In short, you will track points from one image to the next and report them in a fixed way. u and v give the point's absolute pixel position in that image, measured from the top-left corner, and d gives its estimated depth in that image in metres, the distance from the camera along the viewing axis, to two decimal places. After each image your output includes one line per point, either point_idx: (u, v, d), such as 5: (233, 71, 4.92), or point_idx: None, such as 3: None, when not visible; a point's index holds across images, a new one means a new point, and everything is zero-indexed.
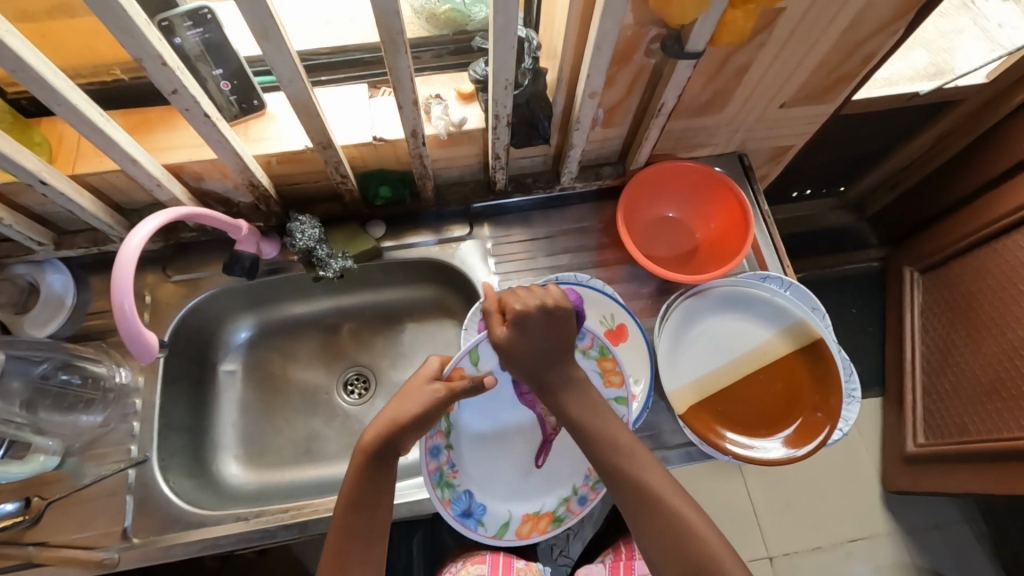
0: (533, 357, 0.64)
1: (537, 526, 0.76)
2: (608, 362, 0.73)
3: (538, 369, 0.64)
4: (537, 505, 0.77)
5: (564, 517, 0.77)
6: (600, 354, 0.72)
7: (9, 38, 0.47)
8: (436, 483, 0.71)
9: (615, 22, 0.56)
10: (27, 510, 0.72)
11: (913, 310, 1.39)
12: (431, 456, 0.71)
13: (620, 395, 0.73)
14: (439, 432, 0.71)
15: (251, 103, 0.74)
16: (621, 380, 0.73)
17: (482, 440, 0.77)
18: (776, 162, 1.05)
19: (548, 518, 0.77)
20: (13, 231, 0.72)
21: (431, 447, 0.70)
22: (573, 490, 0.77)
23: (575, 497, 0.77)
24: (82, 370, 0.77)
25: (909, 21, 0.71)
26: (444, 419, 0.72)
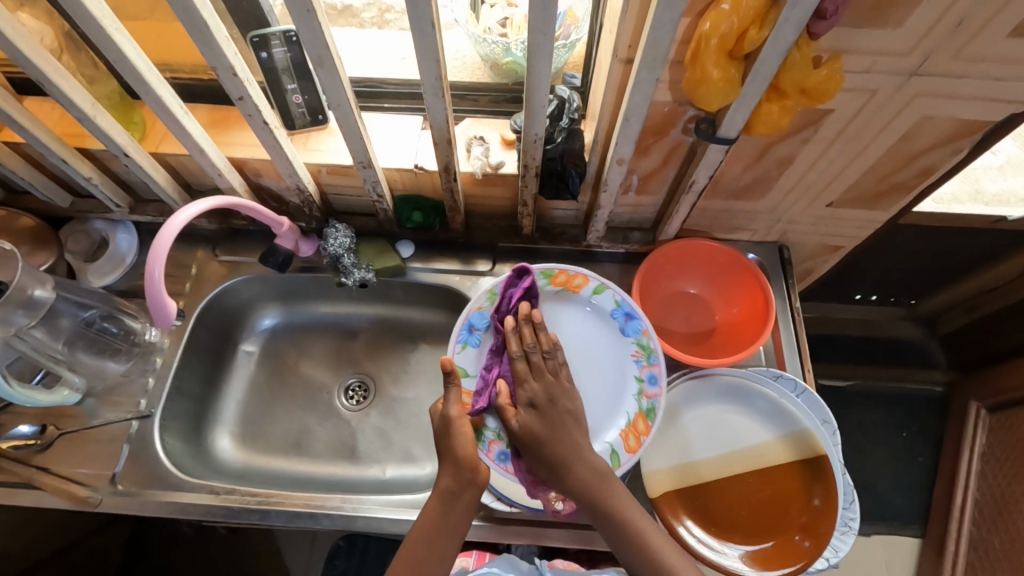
0: (542, 374, 0.71)
1: (638, 431, 0.75)
2: (558, 276, 0.79)
3: (541, 385, 0.71)
4: (626, 415, 0.77)
5: (652, 407, 0.76)
6: (549, 278, 0.79)
7: (116, 35, 0.57)
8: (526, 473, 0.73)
9: (645, 98, 0.58)
10: (41, 435, 0.80)
11: (973, 450, 1.25)
12: (500, 461, 0.74)
13: (596, 285, 0.79)
14: (491, 441, 0.74)
15: (317, 116, 0.81)
16: (583, 278, 0.79)
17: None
18: (824, 259, 1.00)
19: (643, 417, 0.76)
20: (98, 191, 0.83)
21: (496, 454, 0.74)
22: (639, 380, 0.77)
23: (646, 382, 0.77)
24: (121, 323, 0.86)
25: (974, 141, 0.68)
26: (485, 430, 0.74)
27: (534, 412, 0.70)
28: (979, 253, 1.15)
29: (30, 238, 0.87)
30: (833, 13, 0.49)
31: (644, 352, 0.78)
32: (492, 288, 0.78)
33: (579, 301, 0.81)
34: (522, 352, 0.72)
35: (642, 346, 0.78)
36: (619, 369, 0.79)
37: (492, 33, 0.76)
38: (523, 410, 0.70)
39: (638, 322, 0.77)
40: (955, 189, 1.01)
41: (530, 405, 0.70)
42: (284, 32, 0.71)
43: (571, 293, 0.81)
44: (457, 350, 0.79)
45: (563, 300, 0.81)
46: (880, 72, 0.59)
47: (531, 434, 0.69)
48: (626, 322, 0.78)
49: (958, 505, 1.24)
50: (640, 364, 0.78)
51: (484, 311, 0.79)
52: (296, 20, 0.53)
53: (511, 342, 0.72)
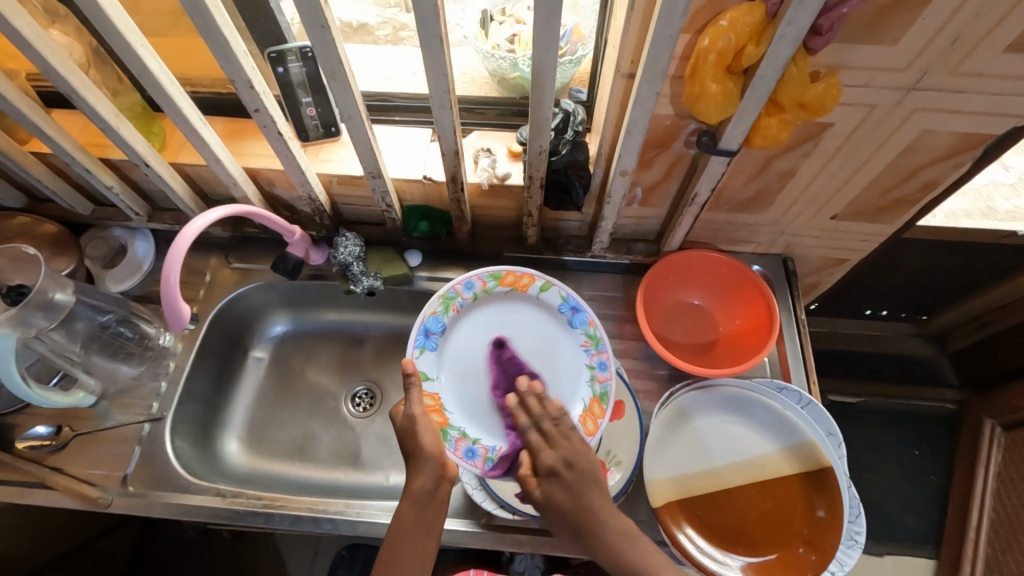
0: (554, 440, 0.70)
1: (595, 415, 0.78)
2: (507, 277, 0.82)
3: (557, 451, 0.69)
4: (582, 404, 0.79)
5: (604, 391, 0.79)
6: (498, 279, 0.82)
7: (141, 50, 0.60)
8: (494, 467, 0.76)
9: (646, 111, 0.59)
10: (56, 436, 0.82)
11: (988, 470, 1.22)
12: (468, 458, 0.77)
13: (543, 282, 0.82)
14: (457, 440, 0.77)
15: (331, 128, 0.84)
16: (530, 277, 0.82)
17: (492, 419, 0.80)
18: (828, 272, 1.00)
19: (598, 402, 0.78)
20: (118, 199, 0.86)
21: (463, 450, 0.77)
22: (590, 367, 0.80)
23: (596, 369, 0.80)
24: (136, 327, 0.88)
25: (976, 156, 0.68)
26: (451, 430, 0.78)
27: (557, 480, 0.68)
28: (990, 269, 1.14)
29: (52, 243, 0.90)
30: (828, 29, 0.50)
31: (592, 342, 0.81)
32: (446, 293, 0.81)
33: (527, 299, 0.83)
34: (532, 423, 0.73)
35: (589, 336, 0.81)
36: (570, 361, 0.81)
37: (501, 49, 0.79)
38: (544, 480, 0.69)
39: (584, 314, 0.81)
40: (964, 205, 1.01)
41: (550, 474, 0.68)
42: (300, 49, 0.74)
43: (519, 292, 0.83)
44: (416, 355, 0.80)
45: (512, 300, 0.83)
46: (878, 87, 0.60)
47: (556, 502, 0.67)
48: (573, 315, 0.82)
49: (973, 525, 1.21)
50: (590, 354, 0.81)
51: (439, 316, 0.81)
52: (311, 36, 0.55)
53: (518, 416, 0.74)
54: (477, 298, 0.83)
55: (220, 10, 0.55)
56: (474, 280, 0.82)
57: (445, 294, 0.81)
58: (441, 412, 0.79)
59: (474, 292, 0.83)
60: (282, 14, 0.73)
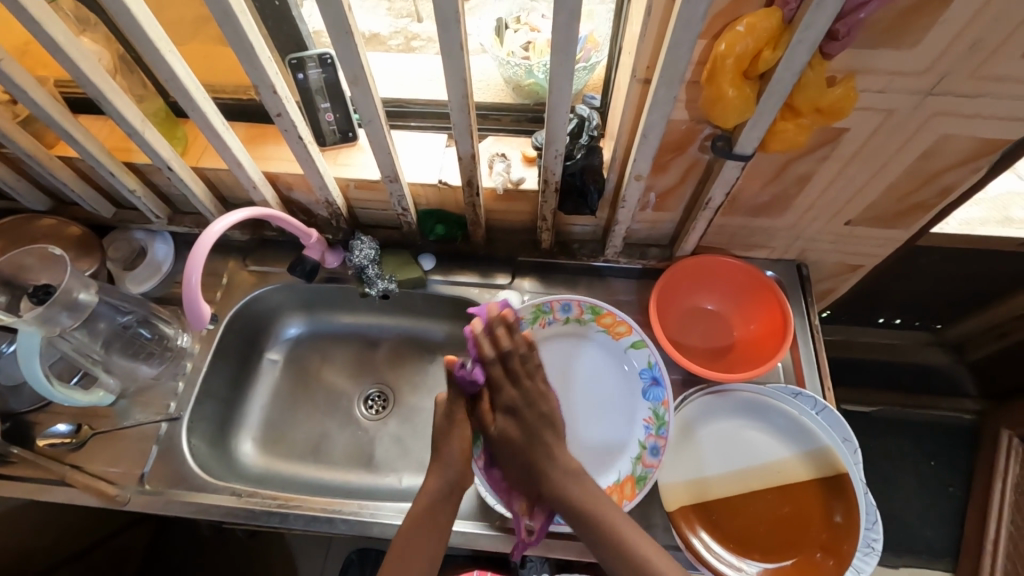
0: (518, 380, 0.74)
1: (624, 493, 0.76)
2: (605, 317, 0.83)
3: (517, 390, 0.73)
4: (615, 475, 0.78)
5: (644, 474, 0.75)
6: (595, 315, 0.83)
7: (169, 56, 0.61)
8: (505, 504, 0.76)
9: (663, 115, 0.60)
10: (76, 434, 0.83)
11: (1006, 481, 1.20)
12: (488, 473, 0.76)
13: (636, 340, 0.82)
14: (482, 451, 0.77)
15: (348, 133, 0.86)
16: (626, 328, 0.82)
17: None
18: (843, 279, 1.00)
19: (632, 481, 0.76)
20: (141, 202, 0.88)
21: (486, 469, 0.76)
22: (642, 446, 0.78)
23: (647, 450, 0.77)
24: (155, 327, 0.89)
25: (993, 161, 0.68)
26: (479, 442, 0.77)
27: (513, 416, 0.73)
28: (1008, 279, 1.12)
29: (77, 244, 0.92)
30: (845, 34, 0.51)
31: (656, 421, 0.78)
32: (540, 306, 0.83)
33: (614, 347, 0.84)
34: (499, 357, 0.73)
35: (656, 414, 0.78)
36: (628, 427, 0.80)
37: (516, 56, 0.80)
38: (499, 415, 0.74)
39: (662, 390, 0.79)
40: (980, 213, 1.01)
41: (506, 411, 0.74)
42: (320, 55, 0.75)
43: (611, 337, 0.84)
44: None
45: (601, 342, 0.85)
46: (895, 92, 0.60)
47: (510, 438, 0.73)
48: (651, 385, 0.80)
49: (991, 538, 1.19)
50: (649, 431, 0.78)
51: (525, 323, 0.83)
52: (334, 42, 0.57)
53: (483, 348, 0.73)
54: (567, 323, 0.85)
55: (248, 17, 0.57)
56: (571, 305, 0.83)
57: (538, 305, 0.83)
58: None
59: (567, 316, 0.84)
60: (303, 22, 0.75)
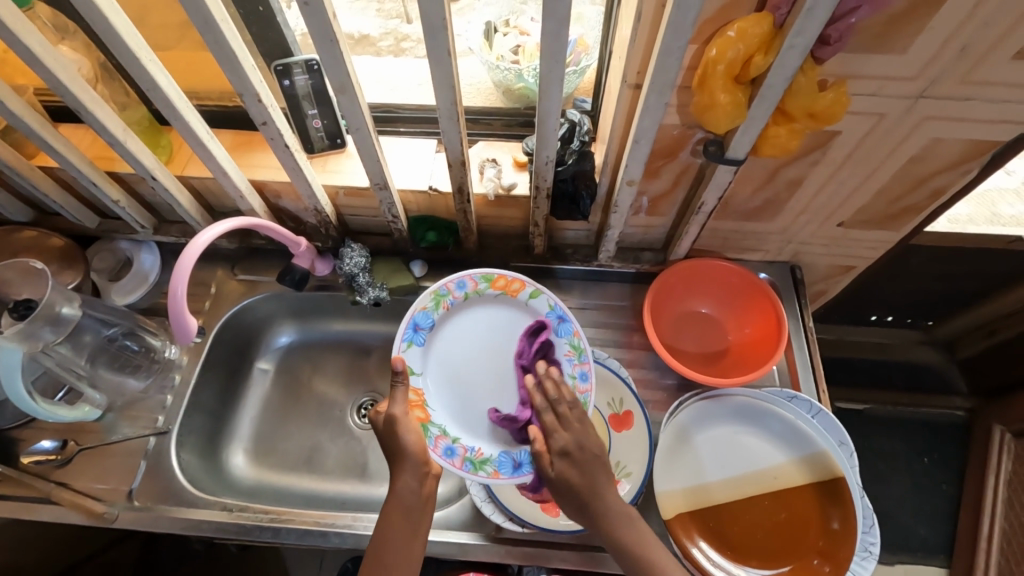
0: (569, 424, 0.70)
1: None
2: (498, 280, 0.82)
3: (569, 434, 0.69)
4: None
5: (586, 402, 0.75)
6: (488, 282, 0.81)
7: (150, 66, 0.60)
8: (471, 469, 0.73)
9: (654, 121, 0.59)
10: (61, 450, 0.82)
11: (998, 477, 1.21)
12: (446, 457, 0.74)
13: (532, 290, 0.81)
14: (436, 436, 0.75)
15: (336, 140, 0.84)
16: (520, 283, 0.81)
17: (472, 422, 0.78)
18: (836, 280, 0.99)
19: None
20: (125, 212, 0.87)
21: (442, 450, 0.75)
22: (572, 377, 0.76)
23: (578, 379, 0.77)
24: (142, 340, 0.88)
25: (983, 163, 0.68)
26: (431, 427, 0.76)
27: (567, 459, 0.68)
28: (999, 277, 1.13)
29: (59, 256, 0.90)
30: (837, 39, 0.51)
31: (575, 352, 0.77)
32: (436, 289, 0.81)
33: (516, 304, 0.82)
34: (547, 405, 0.72)
35: (573, 346, 0.78)
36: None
37: (505, 60, 0.79)
38: (556, 459, 0.69)
39: (570, 323, 0.78)
40: (970, 210, 1.01)
41: (561, 454, 0.69)
42: (306, 61, 0.73)
43: (510, 296, 0.82)
44: (403, 349, 0.79)
45: (503, 304, 0.82)
46: (887, 96, 0.60)
47: (567, 481, 0.67)
48: (560, 324, 0.80)
49: (984, 534, 1.20)
50: (571, 363, 0.77)
51: (429, 312, 0.81)
52: (319, 50, 0.56)
53: (534, 396, 0.73)
54: (468, 298, 0.82)
55: (230, 26, 0.56)
56: (465, 280, 0.82)
57: (435, 290, 0.81)
58: (422, 408, 0.77)
59: (466, 292, 0.82)
60: (289, 28, 0.73)
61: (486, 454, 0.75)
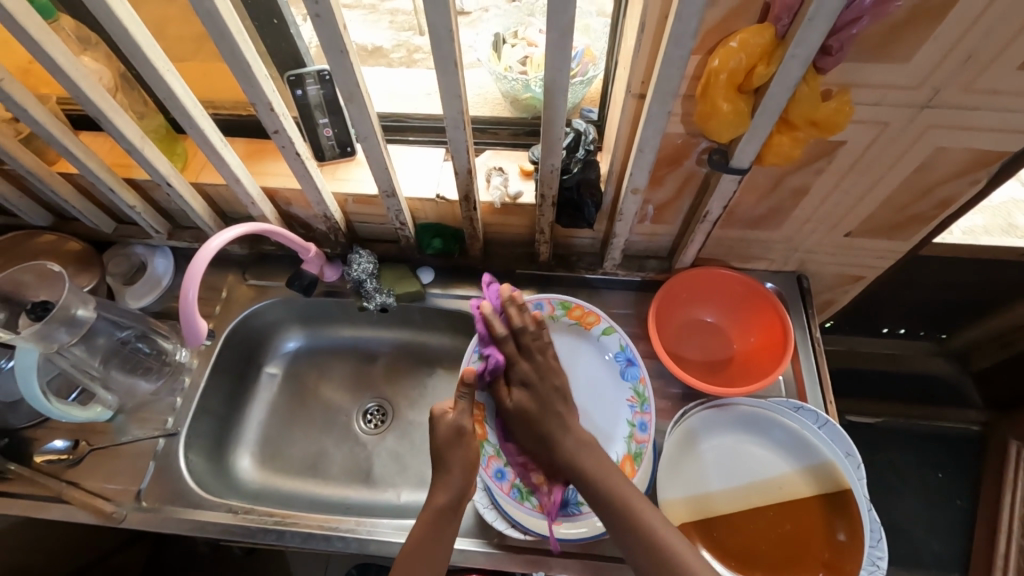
0: (531, 355, 0.78)
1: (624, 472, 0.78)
2: (574, 310, 0.85)
3: (530, 365, 0.78)
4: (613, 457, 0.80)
5: (640, 451, 0.78)
6: (566, 309, 0.85)
7: (166, 75, 0.62)
8: (520, 498, 0.77)
9: (658, 130, 0.60)
10: (73, 450, 0.84)
11: (1015, 494, 1.19)
12: (497, 478, 0.78)
13: (606, 326, 0.84)
14: (490, 456, 0.79)
15: (346, 148, 0.86)
16: (596, 317, 0.85)
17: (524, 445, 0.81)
18: (844, 290, 0.99)
19: (631, 460, 0.78)
20: (141, 218, 0.89)
21: (494, 472, 0.78)
22: (631, 425, 0.80)
23: (637, 428, 0.80)
24: (154, 342, 0.89)
25: (991, 173, 0.68)
26: (486, 445, 0.80)
27: (527, 390, 0.77)
28: (1013, 288, 1.11)
29: (76, 260, 0.93)
30: (838, 49, 0.51)
31: (638, 399, 0.81)
32: None
33: (588, 339, 0.86)
34: (511, 334, 0.79)
35: (637, 393, 0.82)
36: (613, 410, 0.82)
37: (513, 70, 0.80)
38: (514, 389, 0.78)
39: (638, 369, 0.82)
40: (983, 220, 1.00)
41: (521, 385, 0.78)
42: (319, 72, 0.76)
43: (583, 328, 0.86)
44: (472, 361, 0.81)
45: (575, 334, 0.86)
46: (891, 105, 0.60)
47: (524, 409, 0.76)
48: (627, 366, 0.83)
49: (1001, 553, 1.17)
50: (633, 410, 0.81)
51: None
52: (329, 59, 0.57)
53: (495, 325, 0.79)
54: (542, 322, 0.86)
55: (244, 37, 0.57)
56: (544, 303, 0.85)
57: None
58: (482, 424, 0.81)
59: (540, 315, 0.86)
60: (301, 39, 0.75)
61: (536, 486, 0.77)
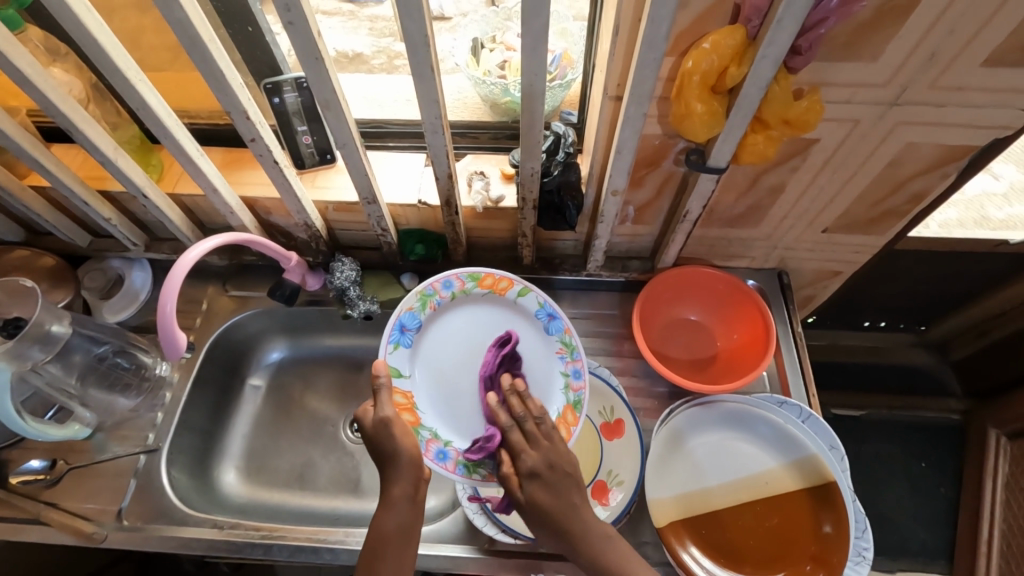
0: (537, 441, 0.66)
1: (569, 422, 0.77)
2: (486, 279, 0.82)
3: (538, 452, 0.65)
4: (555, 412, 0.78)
5: (579, 398, 0.78)
6: (476, 281, 0.81)
7: (138, 85, 0.61)
8: (466, 472, 0.74)
9: (635, 131, 0.60)
10: (51, 470, 0.81)
11: (996, 480, 1.21)
12: (440, 460, 0.74)
13: (520, 288, 0.82)
14: (428, 440, 0.75)
15: (326, 155, 0.85)
16: (508, 281, 0.81)
17: (465, 421, 0.79)
18: (824, 285, 1.00)
19: (571, 409, 0.78)
20: (117, 230, 0.87)
21: (435, 452, 0.75)
22: (565, 375, 0.79)
23: (570, 377, 0.79)
24: (133, 357, 0.88)
25: (960, 167, 0.69)
26: (423, 430, 0.76)
27: (536, 482, 0.64)
28: (987, 278, 1.14)
29: (49, 275, 0.90)
30: (807, 49, 0.52)
31: (567, 349, 0.80)
32: (423, 290, 0.80)
33: (504, 303, 0.83)
34: (514, 423, 0.68)
35: (565, 343, 0.80)
36: (544, 366, 0.80)
37: (492, 75, 0.80)
38: (525, 481, 0.65)
39: (560, 321, 0.80)
40: (958, 214, 1.02)
41: (531, 476, 0.65)
42: (295, 79, 0.76)
43: (497, 295, 0.83)
44: (389, 352, 0.78)
45: (490, 301, 0.83)
46: (862, 103, 0.61)
47: (537, 503, 0.64)
48: (549, 322, 0.81)
49: (984, 539, 1.19)
50: (565, 361, 0.80)
51: (416, 312, 0.80)
52: (305, 67, 0.57)
53: (500, 414, 0.69)
54: (455, 298, 0.82)
55: (217, 45, 0.57)
56: (452, 280, 0.81)
57: (422, 290, 0.80)
58: (412, 412, 0.77)
59: (452, 291, 0.82)
60: (277, 47, 0.75)
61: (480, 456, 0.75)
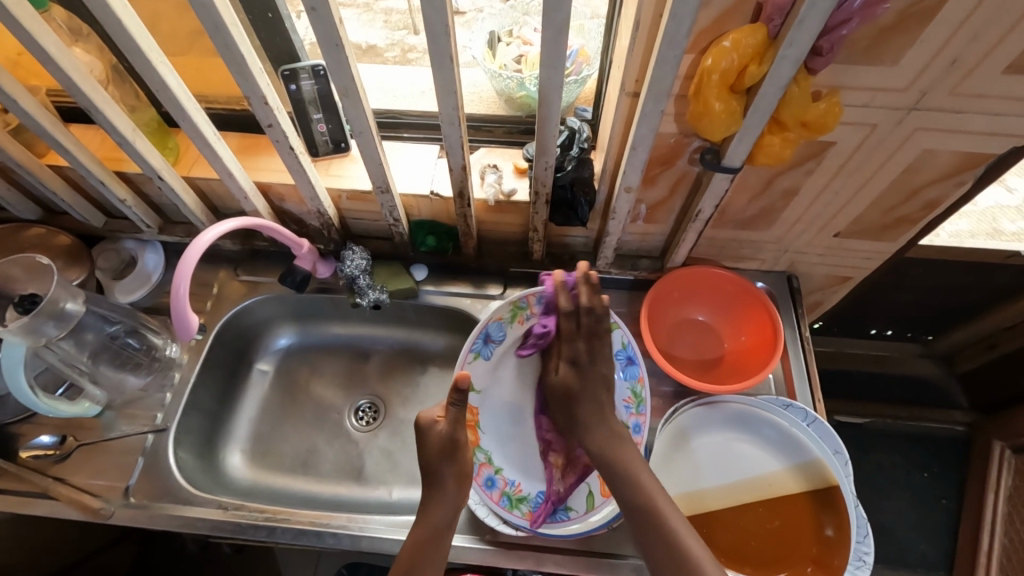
0: (586, 336, 0.77)
1: None
2: None
3: (584, 345, 0.77)
4: None
5: None
6: None
7: (160, 67, 0.61)
8: (509, 506, 0.77)
9: (651, 128, 0.60)
10: (60, 446, 0.82)
11: (998, 493, 1.21)
12: (487, 488, 0.77)
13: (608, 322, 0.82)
14: (481, 464, 0.78)
15: (340, 144, 0.86)
16: None
17: (516, 448, 0.82)
18: (833, 291, 1.00)
19: None
20: (132, 212, 0.88)
21: (483, 479, 0.78)
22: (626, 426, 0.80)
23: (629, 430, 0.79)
24: (144, 338, 0.88)
25: (976, 175, 0.69)
26: (478, 453, 0.79)
27: (574, 368, 0.77)
28: (998, 291, 1.13)
29: (65, 254, 0.92)
30: (828, 50, 0.52)
31: (636, 399, 0.80)
32: (517, 302, 0.80)
33: None
34: (572, 312, 0.76)
35: (635, 393, 0.80)
36: None
37: (508, 69, 0.81)
38: (564, 364, 0.78)
39: (638, 368, 0.81)
40: (970, 226, 1.02)
41: (571, 362, 0.77)
42: (313, 67, 0.75)
43: None
44: (469, 361, 0.80)
45: None
46: (880, 107, 0.61)
47: (566, 384, 0.77)
48: (627, 365, 0.82)
49: (985, 550, 1.18)
50: (628, 411, 0.80)
51: (504, 323, 0.80)
52: (325, 55, 0.57)
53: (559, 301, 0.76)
54: None
55: (239, 29, 0.57)
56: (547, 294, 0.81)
57: (515, 302, 0.80)
58: (474, 431, 0.80)
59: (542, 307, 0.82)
60: (295, 33, 0.75)
61: (525, 492, 0.79)
